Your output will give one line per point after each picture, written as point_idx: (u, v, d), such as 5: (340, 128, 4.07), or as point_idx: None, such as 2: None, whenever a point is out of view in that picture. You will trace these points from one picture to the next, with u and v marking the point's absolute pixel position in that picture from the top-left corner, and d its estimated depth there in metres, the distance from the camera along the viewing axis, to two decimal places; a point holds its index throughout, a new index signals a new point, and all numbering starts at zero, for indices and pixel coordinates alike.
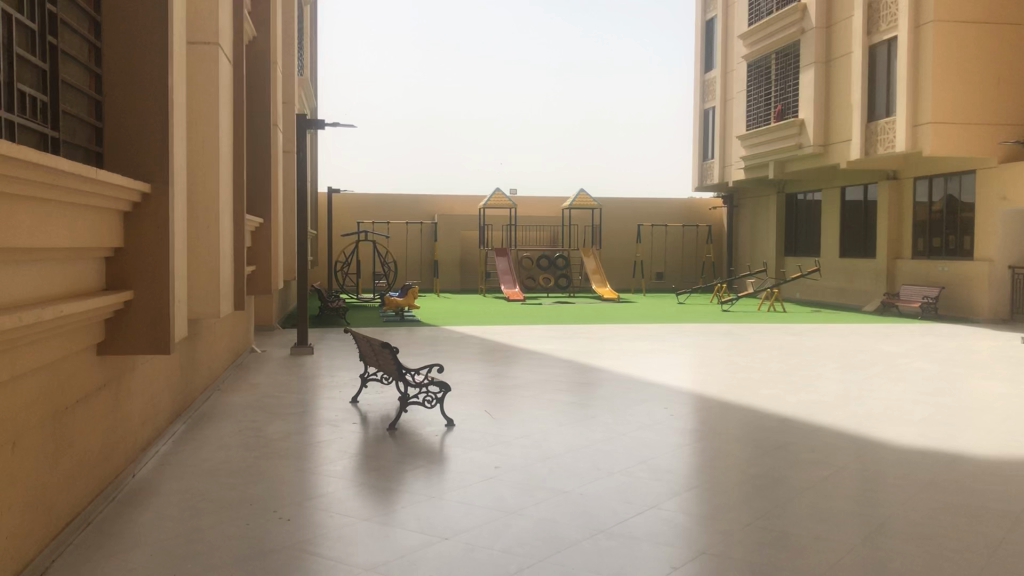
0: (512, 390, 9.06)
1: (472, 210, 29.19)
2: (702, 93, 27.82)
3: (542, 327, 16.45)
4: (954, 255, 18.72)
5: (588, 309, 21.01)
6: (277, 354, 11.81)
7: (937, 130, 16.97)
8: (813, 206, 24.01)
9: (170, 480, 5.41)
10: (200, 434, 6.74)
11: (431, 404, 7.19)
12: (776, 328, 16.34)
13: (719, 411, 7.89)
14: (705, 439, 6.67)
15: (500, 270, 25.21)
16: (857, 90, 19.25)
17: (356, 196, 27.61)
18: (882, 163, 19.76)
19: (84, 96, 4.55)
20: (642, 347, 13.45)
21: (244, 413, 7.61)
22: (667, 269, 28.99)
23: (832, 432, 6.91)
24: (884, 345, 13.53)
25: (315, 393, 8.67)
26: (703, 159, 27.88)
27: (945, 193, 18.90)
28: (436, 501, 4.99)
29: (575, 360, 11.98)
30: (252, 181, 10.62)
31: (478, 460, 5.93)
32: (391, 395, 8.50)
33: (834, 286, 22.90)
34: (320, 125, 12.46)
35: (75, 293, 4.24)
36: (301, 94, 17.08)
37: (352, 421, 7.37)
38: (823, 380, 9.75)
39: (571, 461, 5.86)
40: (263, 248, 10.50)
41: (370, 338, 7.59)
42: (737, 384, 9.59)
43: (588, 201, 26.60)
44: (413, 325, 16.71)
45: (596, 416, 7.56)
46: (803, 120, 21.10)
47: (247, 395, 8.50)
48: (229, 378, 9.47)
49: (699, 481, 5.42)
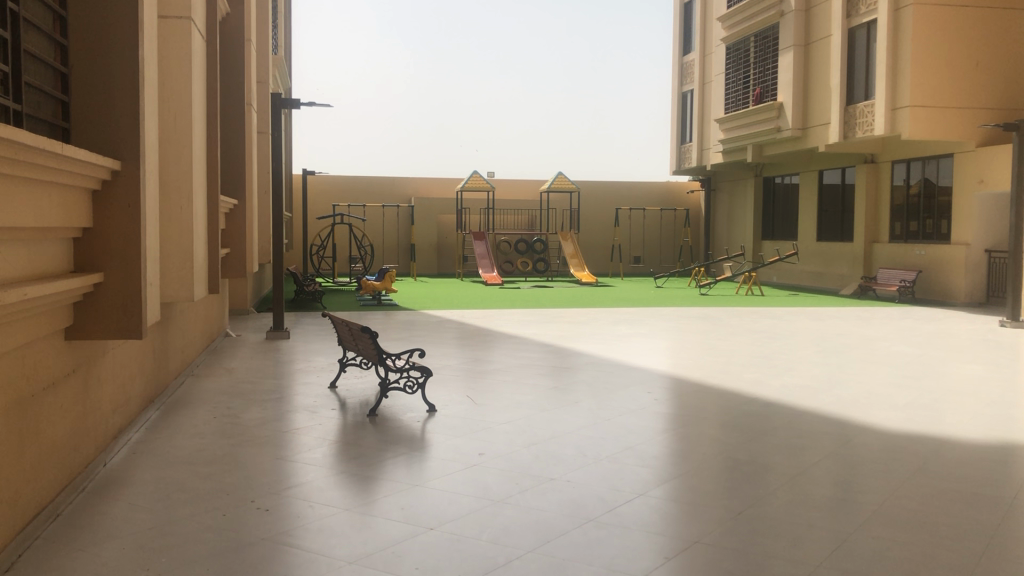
0: (492, 375, 8.91)
1: (448, 193, 28.97)
2: (680, 76, 27.71)
3: (521, 311, 16.33)
4: (931, 239, 18.79)
5: (566, 292, 20.90)
6: (252, 339, 11.59)
7: (916, 114, 16.96)
8: (790, 189, 24.01)
9: (143, 469, 5.24)
10: (174, 421, 6.54)
11: (412, 389, 7.04)
12: (755, 312, 16.31)
13: (702, 395, 7.80)
14: (690, 423, 6.58)
15: (477, 254, 25.03)
16: (836, 74, 19.23)
17: (332, 179, 27.29)
18: (860, 146, 19.76)
19: (49, 67, 4.33)
20: (622, 331, 13.36)
21: (218, 400, 7.42)
22: (645, 252, 28.96)
23: (819, 416, 6.84)
24: (863, 328, 13.52)
25: (291, 379, 8.48)
26: (681, 143, 27.81)
27: (922, 176, 18.93)
28: (420, 489, 4.85)
29: (555, 344, 11.85)
30: (225, 162, 10.37)
31: (461, 447, 5.78)
32: (371, 379, 8.33)
33: (811, 270, 22.94)
34: (296, 105, 12.20)
35: (39, 276, 4.04)
36: (275, 73, 16.77)
37: (330, 407, 7.20)
38: (805, 363, 9.69)
39: (556, 448, 5.73)
40: (237, 231, 10.28)
41: (348, 322, 7.42)
42: (720, 368, 9.51)
43: (566, 183, 26.46)
44: (390, 308, 16.51)
45: (579, 400, 7.44)
46: (782, 103, 21.05)
47: (221, 381, 8.29)
48: (203, 363, 9.26)
49: (687, 468, 5.31)
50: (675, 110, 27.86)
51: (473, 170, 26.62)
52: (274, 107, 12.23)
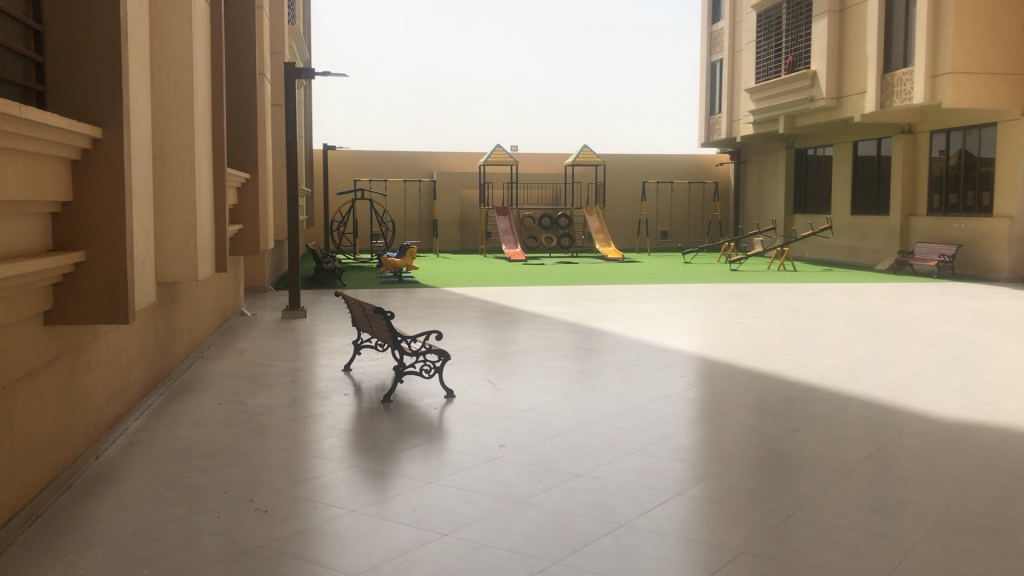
0: (514, 356, 8.46)
1: (471, 168, 28.46)
2: (709, 46, 26.94)
3: (545, 289, 15.86)
4: (972, 212, 18.05)
5: (592, 269, 20.41)
6: (268, 318, 11.23)
7: (957, 80, 16.23)
8: (823, 161, 23.30)
9: (137, 463, 4.86)
10: (177, 408, 6.16)
11: (429, 373, 6.60)
12: (788, 289, 15.74)
13: (738, 379, 7.33)
14: (728, 411, 6.12)
15: (501, 229, 24.52)
16: (872, 40, 18.45)
17: (353, 154, 26.86)
18: (897, 116, 19.03)
19: (19, 23, 3.91)
20: (650, 310, 12.85)
21: (227, 383, 7.04)
22: (672, 227, 28.33)
23: (867, 403, 6.34)
24: (904, 306, 12.91)
25: (305, 361, 8.10)
26: (710, 114, 27.07)
27: (963, 146, 18.19)
28: (435, 487, 4.43)
29: (580, 323, 11.40)
30: (236, 135, 9.97)
31: (480, 439, 5.35)
32: (388, 362, 7.92)
33: (845, 244, 22.25)
34: (311, 75, 11.75)
35: (10, 255, 3.63)
36: (292, 44, 16.34)
37: (344, 392, 6.81)
38: (846, 344, 9.15)
39: (583, 439, 5.29)
40: (249, 207, 9.88)
41: (361, 302, 6.99)
42: (755, 349, 9.00)
43: (591, 156, 25.86)
44: (411, 286, 16.11)
45: (606, 385, 6.98)
46: (816, 71, 20.34)
47: (232, 363, 7.91)
48: (214, 344, 8.89)
49: (727, 463, 4.85)
50: (704, 81, 27.10)
51: (497, 143, 26.09)
52: (289, 77, 11.78)
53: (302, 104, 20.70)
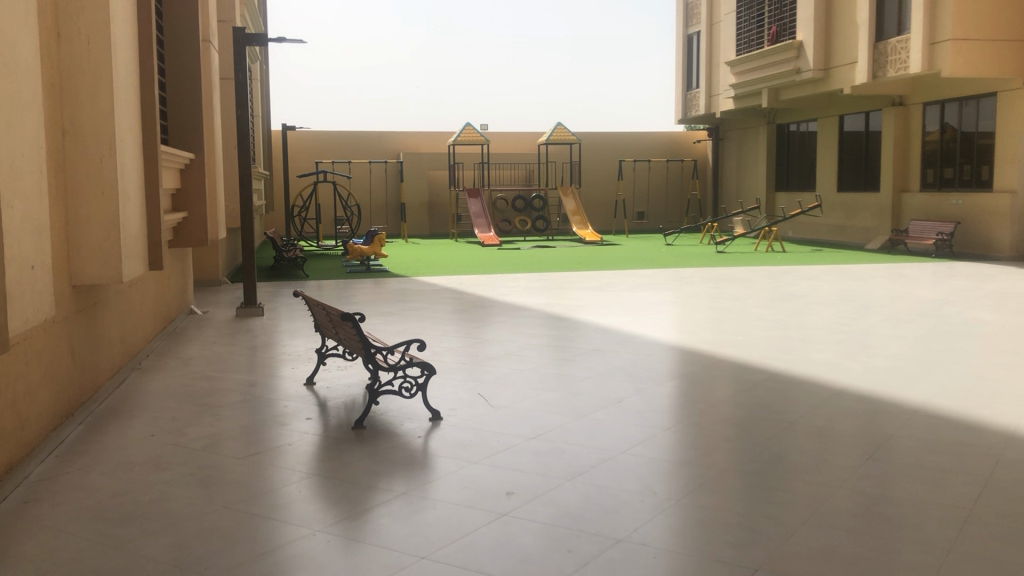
0: (506, 360, 7.34)
1: (439, 148, 27.17)
2: (685, 17, 25.85)
3: (526, 276, 14.72)
4: (969, 186, 17.19)
5: (572, 253, 19.31)
6: (220, 317, 10.00)
7: (958, 48, 15.32)
8: (807, 136, 22.39)
9: (30, 532, 3.69)
10: (96, 443, 4.95)
11: (411, 392, 5.43)
12: (784, 272, 14.76)
13: (771, 385, 6.27)
14: (777, 431, 5.05)
15: (472, 212, 23.33)
16: (864, 8, 17.51)
17: (313, 135, 25.47)
18: (888, 87, 18.11)
19: None
20: (643, 298, 11.79)
21: (165, 405, 5.85)
22: (650, 208, 27.34)
23: (937, 417, 5.28)
24: (915, 289, 11.94)
25: (261, 372, 6.91)
26: (687, 89, 26.01)
27: (959, 119, 17.29)
28: (429, 566, 3.29)
29: (570, 316, 10.30)
30: (175, 108, 8.68)
31: (478, 483, 4.21)
32: (358, 373, 6.73)
33: (832, 223, 21.37)
34: (263, 41, 10.46)
35: None
36: (245, 12, 14.97)
37: (307, 414, 5.63)
38: (876, 337, 8.10)
39: (609, 483, 4.18)
40: (194, 191, 8.63)
41: (324, 306, 5.78)
42: (774, 344, 7.93)
43: (566, 135, 24.70)
44: (381, 276, 14.89)
45: (620, 397, 5.88)
46: (802, 42, 19.35)
47: (174, 377, 6.69)
48: (156, 352, 7.68)
49: (801, 513, 3.79)
50: (681, 55, 26.02)
51: (466, 122, 24.82)
52: (238, 44, 10.46)
53: (257, 82, 19.28)
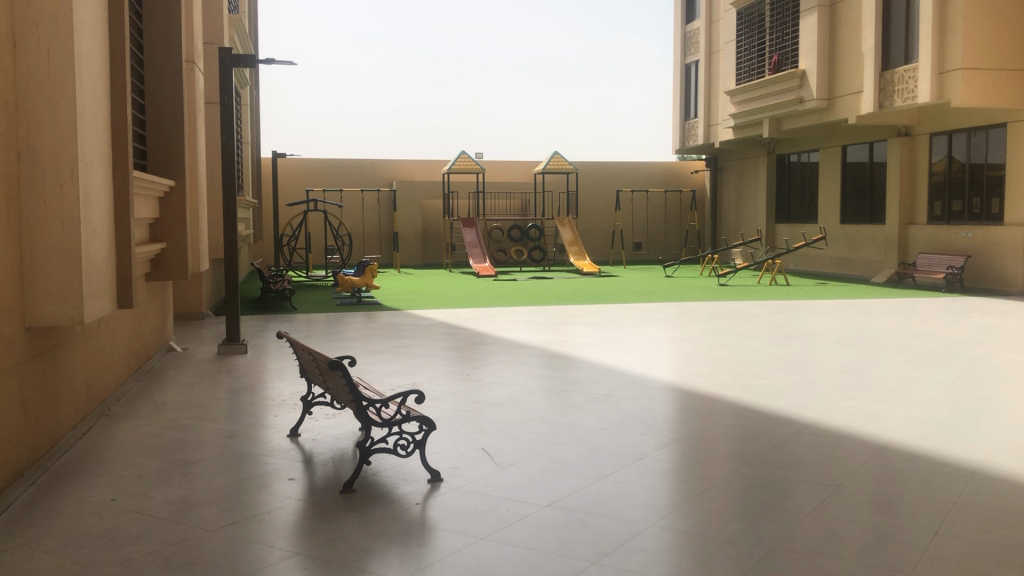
0: (509, 406, 6.73)
1: (433, 176, 26.69)
2: (683, 47, 25.56)
3: (524, 310, 14.14)
4: (979, 220, 16.73)
5: (570, 285, 18.77)
6: (201, 354, 9.38)
7: (969, 77, 14.92)
8: (807, 167, 21.99)
9: None
10: (48, 510, 4.33)
11: (408, 450, 4.79)
12: (792, 307, 14.21)
13: (804, 436, 5.66)
14: (825, 496, 4.46)
15: (467, 242, 22.81)
16: (869, 36, 17.15)
17: (305, 163, 24.97)
18: (893, 117, 17.71)
19: None
20: (649, 335, 11.22)
21: (132, 460, 5.23)
22: (647, 239, 26.87)
23: (1002, 481, 4.67)
24: (934, 326, 11.38)
25: (242, 420, 6.29)
26: (685, 119, 25.63)
27: (967, 150, 16.85)
28: None
29: (573, 354, 9.72)
30: (156, 133, 8.14)
31: (489, 565, 3.60)
32: (348, 423, 6.11)
33: (836, 256, 20.89)
34: (252, 62, 9.92)
35: None
36: (234, 34, 14.49)
37: (291, 473, 5.00)
38: (906, 382, 7.51)
39: (639, 568, 3.57)
40: (174, 221, 8.07)
41: (311, 350, 5.16)
42: (798, 389, 7.34)
43: (562, 164, 24.23)
44: (373, 308, 14.30)
45: (641, 454, 5.26)
46: (805, 70, 18.97)
47: (144, 426, 6.06)
48: (129, 396, 7.06)
49: None
50: (679, 84, 25.66)
51: (461, 151, 24.34)
52: (225, 64, 9.93)
53: (247, 108, 18.79)
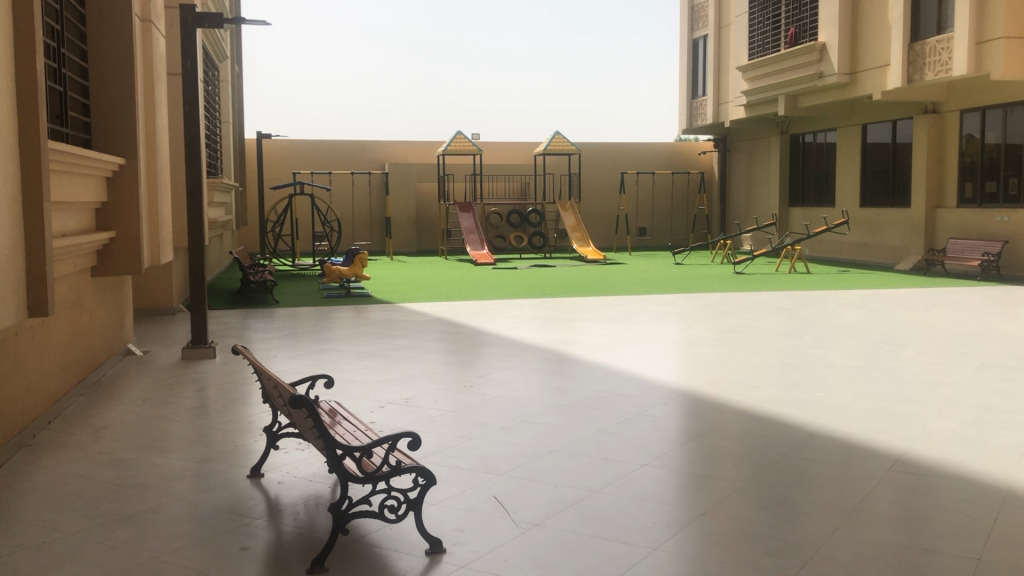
0: (522, 430, 5.52)
1: (428, 158, 25.43)
2: (690, 21, 24.25)
3: (528, 303, 12.94)
4: (1015, 202, 15.56)
5: (574, 274, 17.60)
6: (163, 358, 8.17)
7: (1010, 46, 13.75)
8: (823, 147, 20.79)
9: None
10: None
11: (397, 512, 3.58)
12: (820, 298, 13.04)
13: (901, 478, 4.47)
14: None
15: (465, 227, 21.61)
16: (898, 4, 15.89)
17: (292, 144, 23.67)
18: (920, 92, 16.51)
19: None
20: (669, 333, 10.04)
21: (40, 517, 4.02)
22: (652, 223, 25.74)
23: None
24: (988, 320, 10.23)
25: (195, 453, 5.06)
26: (692, 98, 24.38)
27: (1003, 127, 15.66)
28: None
29: (588, 357, 8.52)
30: (101, 102, 6.88)
31: None
32: (324, 459, 4.89)
33: (855, 241, 19.73)
34: (220, 22, 8.64)
35: None
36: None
37: (245, 539, 3.77)
38: (992, 396, 6.34)
39: None
40: (123, 205, 6.83)
41: (272, 377, 3.93)
42: (867, 404, 6.16)
43: (564, 145, 22.94)
44: (364, 301, 13.09)
45: (701, 508, 4.06)
46: (825, 43, 17.69)
47: (72, 463, 4.85)
48: (64, 417, 5.86)
49: None
50: (686, 60, 24.37)
51: (457, 131, 23.05)
52: (188, 25, 8.65)
53: (228, 83, 17.48)
